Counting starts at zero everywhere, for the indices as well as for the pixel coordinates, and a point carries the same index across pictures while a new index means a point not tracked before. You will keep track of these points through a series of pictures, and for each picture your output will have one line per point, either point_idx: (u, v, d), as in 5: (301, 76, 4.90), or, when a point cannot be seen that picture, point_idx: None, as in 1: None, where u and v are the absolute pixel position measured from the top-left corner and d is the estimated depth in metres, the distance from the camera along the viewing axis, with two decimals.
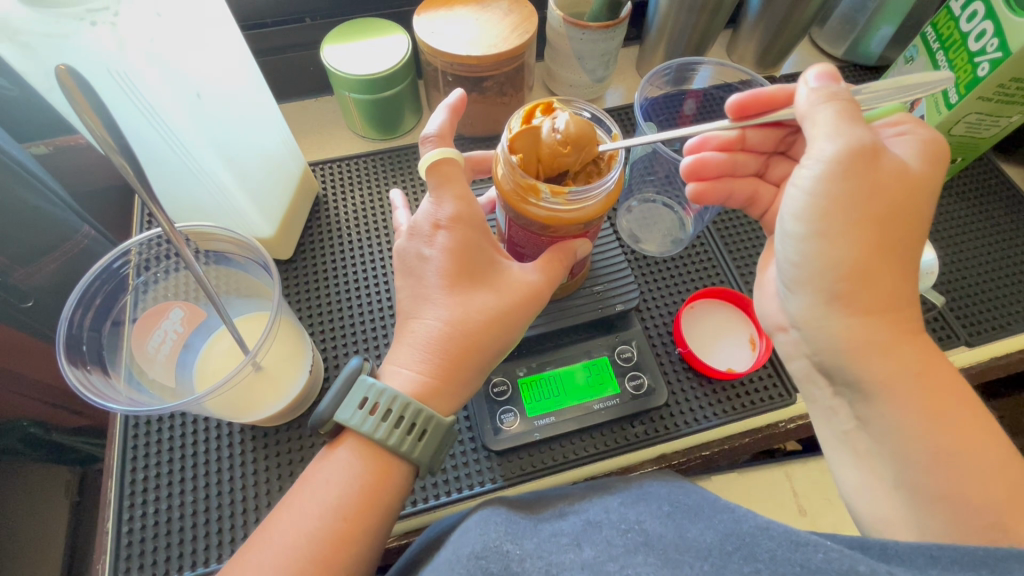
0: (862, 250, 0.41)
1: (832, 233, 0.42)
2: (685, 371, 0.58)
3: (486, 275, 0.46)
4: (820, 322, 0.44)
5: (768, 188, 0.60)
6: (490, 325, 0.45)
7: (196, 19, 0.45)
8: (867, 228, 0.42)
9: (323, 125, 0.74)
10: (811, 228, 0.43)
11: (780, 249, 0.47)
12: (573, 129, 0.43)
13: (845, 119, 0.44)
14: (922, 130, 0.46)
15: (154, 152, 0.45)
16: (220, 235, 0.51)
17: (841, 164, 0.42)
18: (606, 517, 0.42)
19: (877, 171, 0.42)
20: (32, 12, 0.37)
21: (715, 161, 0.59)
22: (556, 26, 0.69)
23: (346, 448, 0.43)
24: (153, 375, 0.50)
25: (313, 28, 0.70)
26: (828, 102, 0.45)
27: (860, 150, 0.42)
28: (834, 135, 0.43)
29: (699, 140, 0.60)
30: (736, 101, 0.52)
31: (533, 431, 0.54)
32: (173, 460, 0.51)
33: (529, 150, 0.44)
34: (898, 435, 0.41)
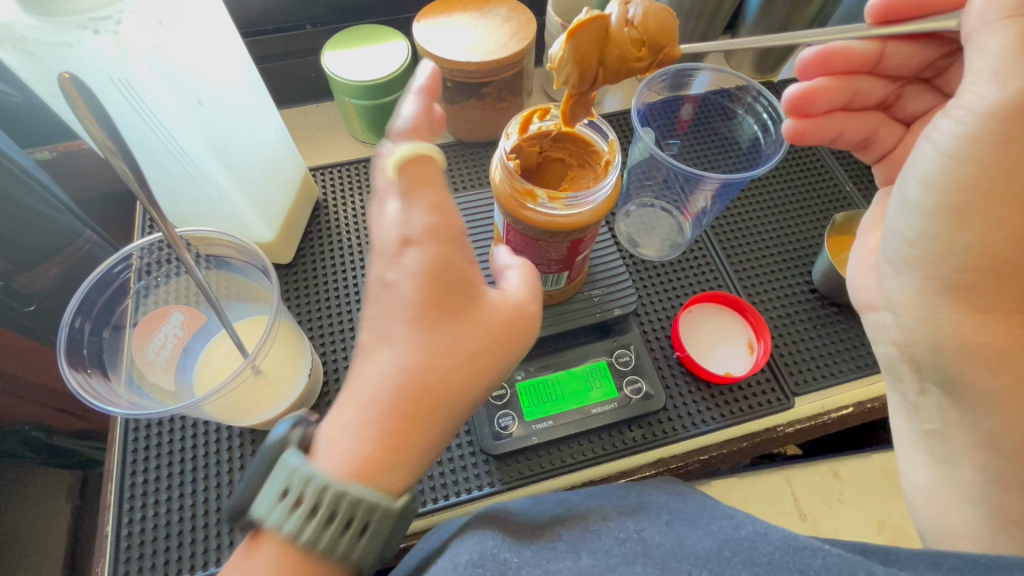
0: (1000, 235, 0.40)
1: (967, 212, 0.41)
2: (684, 376, 0.58)
3: (466, 304, 0.38)
4: (921, 308, 0.45)
5: (886, 125, 0.59)
6: (465, 369, 0.37)
7: (198, 28, 0.46)
8: (1010, 209, 0.40)
9: (324, 131, 0.75)
10: (942, 203, 0.42)
11: (893, 220, 0.47)
12: (646, 20, 0.41)
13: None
14: None
15: (157, 157, 0.46)
16: (220, 239, 0.51)
17: (1002, 121, 0.39)
18: (604, 525, 0.42)
19: None
20: (37, 21, 0.37)
21: (837, 90, 0.56)
22: (555, 32, 0.69)
23: (264, 554, 0.33)
24: (153, 379, 0.50)
25: (315, 35, 0.70)
26: (1013, 20, 0.40)
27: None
28: (1001, 83, 0.39)
29: (823, 54, 0.54)
30: (877, 9, 0.49)
31: (531, 435, 0.54)
32: (173, 463, 0.51)
33: (590, 43, 0.41)
34: None
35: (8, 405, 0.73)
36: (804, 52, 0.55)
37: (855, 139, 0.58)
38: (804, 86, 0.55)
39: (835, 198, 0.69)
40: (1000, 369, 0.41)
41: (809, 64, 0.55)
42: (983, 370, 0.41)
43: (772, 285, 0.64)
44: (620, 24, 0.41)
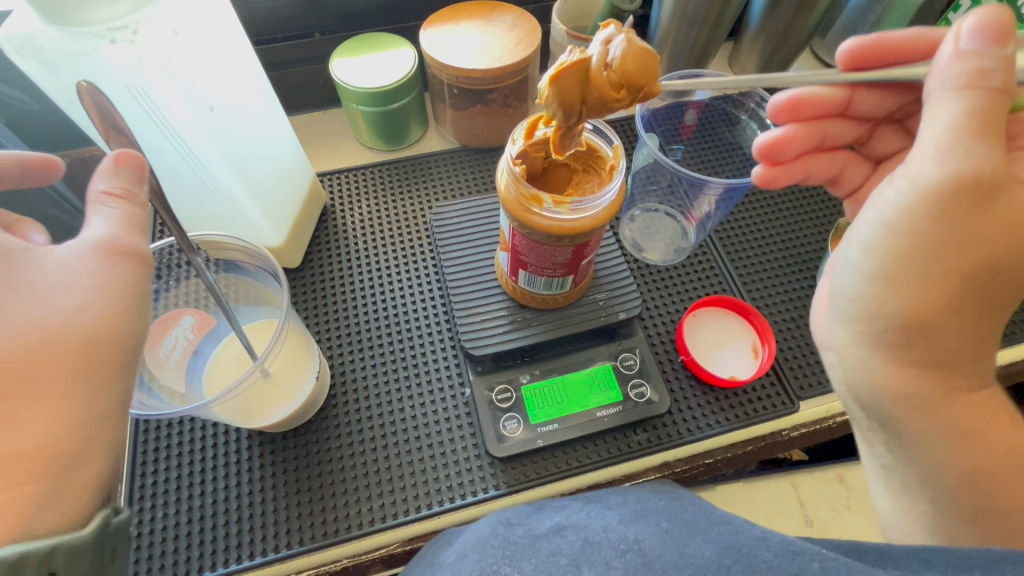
0: (935, 301, 0.36)
1: (903, 279, 0.37)
2: (688, 379, 0.59)
3: None
4: (860, 361, 0.40)
5: (854, 164, 0.58)
6: None
7: (209, 38, 0.46)
8: (947, 279, 0.36)
9: (333, 136, 0.76)
10: (878, 268, 0.38)
11: (836, 278, 0.42)
12: (626, 62, 0.39)
13: (972, 131, 0.35)
14: None
15: (172, 164, 0.47)
16: (231, 243, 0.52)
17: (941, 196, 0.35)
18: (604, 537, 0.41)
19: (988, 212, 0.35)
20: (56, 31, 0.38)
21: (804, 136, 0.54)
22: (559, 39, 0.70)
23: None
24: (164, 381, 0.50)
25: (324, 42, 0.71)
26: (957, 94, 0.35)
27: (977, 179, 0.34)
28: (941, 160, 0.35)
29: (791, 100, 0.53)
30: (848, 52, 0.47)
31: (536, 438, 0.54)
32: (184, 464, 0.52)
33: (573, 84, 0.41)
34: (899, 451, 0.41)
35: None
36: (772, 99, 0.53)
37: (822, 180, 0.57)
38: (772, 135, 0.54)
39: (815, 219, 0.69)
40: (930, 415, 0.38)
41: (779, 109, 0.53)
42: (913, 415, 0.38)
43: (776, 290, 0.64)
44: (601, 67, 0.40)
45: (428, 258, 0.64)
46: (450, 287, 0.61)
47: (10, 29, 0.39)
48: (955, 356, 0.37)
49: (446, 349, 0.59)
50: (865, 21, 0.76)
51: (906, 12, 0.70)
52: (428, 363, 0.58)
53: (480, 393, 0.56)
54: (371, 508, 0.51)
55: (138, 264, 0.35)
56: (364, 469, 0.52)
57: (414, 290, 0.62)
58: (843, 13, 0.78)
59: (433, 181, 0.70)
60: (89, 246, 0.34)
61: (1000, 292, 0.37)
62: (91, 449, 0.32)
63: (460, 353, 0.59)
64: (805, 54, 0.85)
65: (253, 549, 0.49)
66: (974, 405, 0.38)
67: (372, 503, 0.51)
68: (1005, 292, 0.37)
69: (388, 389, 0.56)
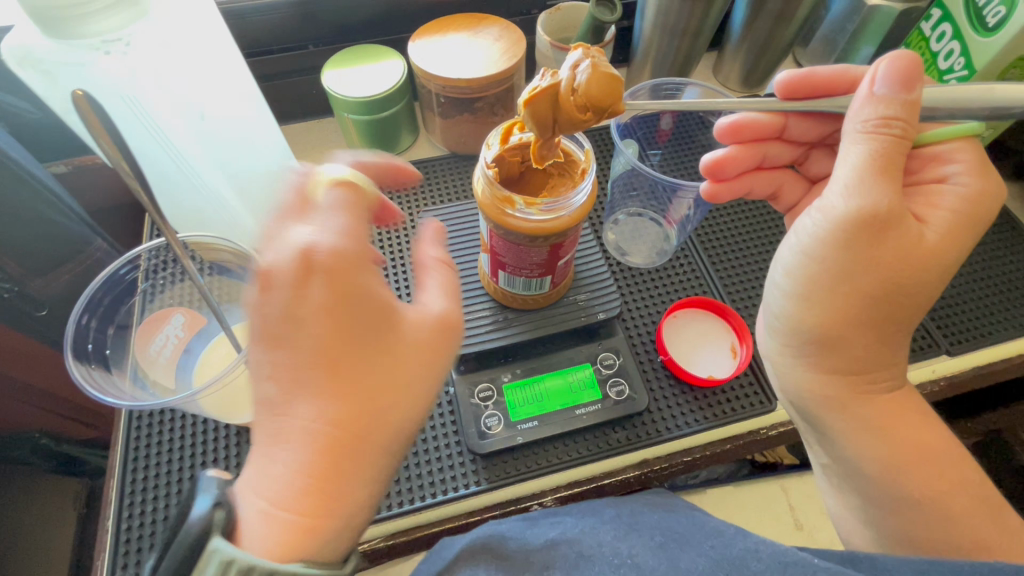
0: (840, 317, 0.41)
1: (813, 298, 0.43)
2: (668, 379, 0.60)
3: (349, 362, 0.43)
4: (785, 366, 0.47)
5: (793, 183, 0.61)
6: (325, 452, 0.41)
7: (201, 47, 0.48)
8: (849, 302, 0.41)
9: (326, 144, 0.78)
10: (796, 288, 0.44)
11: (768, 296, 0.48)
12: (590, 87, 0.42)
13: (876, 172, 0.39)
14: (971, 180, 0.42)
15: (165, 171, 0.50)
16: (219, 245, 0.54)
17: (845, 231, 0.40)
18: (599, 550, 0.43)
19: (882, 246, 0.39)
20: (53, 43, 0.41)
21: (742, 156, 0.57)
22: (545, 50, 0.73)
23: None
24: (155, 377, 0.52)
25: (316, 54, 0.74)
26: (868, 138, 0.40)
27: (873, 215, 0.39)
28: (855, 194, 0.40)
29: (732, 124, 0.56)
30: (785, 81, 0.51)
31: (515, 435, 0.56)
32: (172, 460, 0.53)
33: (546, 109, 0.43)
34: (874, 459, 0.43)
35: (29, 417, 0.75)
36: (721, 121, 0.57)
37: (763, 196, 0.61)
38: (717, 154, 0.57)
39: (766, 222, 0.70)
40: (879, 443, 0.43)
41: (723, 133, 0.57)
42: (834, 414, 0.44)
43: (754, 289, 0.65)
44: (569, 91, 0.42)
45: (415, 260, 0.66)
46: None
47: (12, 40, 0.41)
48: (864, 365, 0.43)
49: None
50: (844, 31, 0.76)
51: (883, 25, 0.72)
52: None
53: (463, 391, 0.58)
54: None
55: (449, 331, 0.50)
56: None
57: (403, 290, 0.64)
58: (822, 24, 0.79)
59: (422, 186, 0.72)
60: (433, 318, 0.49)
61: (897, 311, 0.41)
62: None
63: None
64: (787, 62, 0.86)
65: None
66: (886, 406, 0.43)
67: None
68: (904, 310, 0.41)
69: None
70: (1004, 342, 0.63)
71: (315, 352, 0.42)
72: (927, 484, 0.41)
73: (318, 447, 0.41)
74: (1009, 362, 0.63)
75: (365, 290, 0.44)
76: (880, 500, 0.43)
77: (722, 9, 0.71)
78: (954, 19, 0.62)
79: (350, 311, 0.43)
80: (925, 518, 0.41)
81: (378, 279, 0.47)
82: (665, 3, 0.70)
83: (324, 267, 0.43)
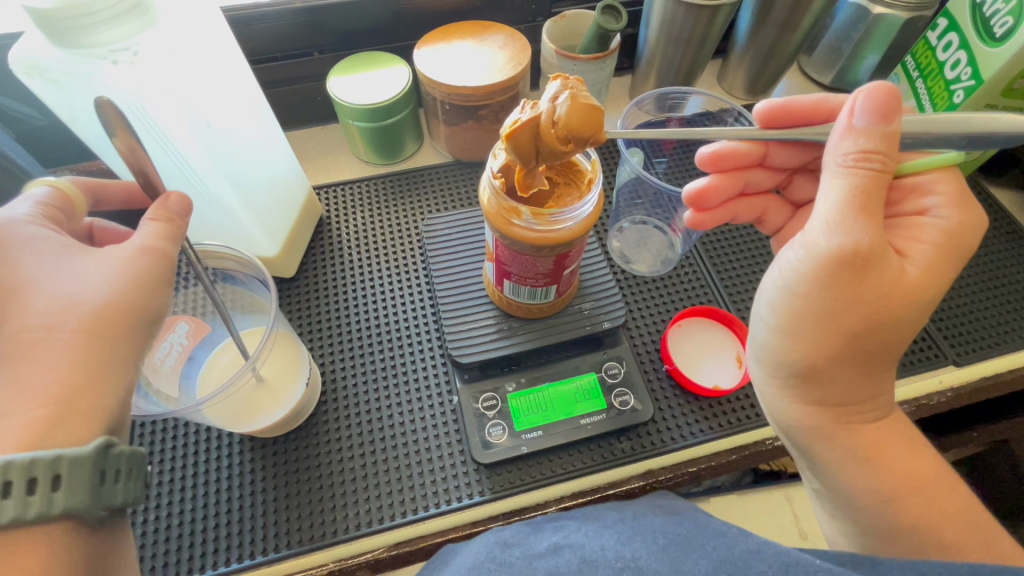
0: (829, 351, 0.41)
1: (796, 333, 0.42)
2: (673, 389, 0.60)
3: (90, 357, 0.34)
4: (774, 401, 0.46)
5: (778, 208, 0.61)
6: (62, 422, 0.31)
7: (205, 58, 0.49)
8: (831, 338, 0.40)
9: (331, 150, 0.78)
10: (780, 324, 0.43)
11: (753, 328, 0.47)
12: (571, 118, 0.42)
13: (856, 210, 0.39)
14: (952, 215, 0.41)
15: (171, 178, 0.50)
16: (224, 253, 0.54)
17: (826, 269, 0.39)
18: (602, 555, 0.42)
19: (864, 285, 0.39)
20: (63, 53, 0.41)
21: (722, 186, 0.57)
22: (549, 57, 0.73)
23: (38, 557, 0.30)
24: (158, 386, 0.52)
25: (322, 61, 0.74)
26: (847, 173, 0.40)
27: (855, 253, 0.38)
28: (839, 230, 0.39)
29: (713, 155, 0.56)
30: (763, 111, 0.51)
31: (520, 445, 0.55)
32: (175, 468, 0.53)
33: (528, 141, 0.43)
34: (880, 469, 0.42)
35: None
36: (702, 152, 0.56)
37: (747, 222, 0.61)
38: (699, 185, 0.57)
39: None
40: (884, 451, 0.42)
41: (705, 162, 0.56)
42: (822, 446, 0.44)
43: None
44: (550, 122, 0.42)
45: (419, 269, 0.66)
46: (439, 296, 0.62)
47: (21, 52, 0.41)
48: (851, 398, 0.43)
49: (434, 357, 0.60)
50: (849, 39, 0.76)
51: (889, 33, 0.72)
52: (417, 371, 0.59)
53: (466, 402, 0.57)
54: (358, 512, 0.52)
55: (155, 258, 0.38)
56: (351, 473, 0.54)
57: (405, 299, 0.64)
58: (828, 32, 0.79)
59: (427, 194, 0.72)
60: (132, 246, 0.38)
61: (880, 340, 0.41)
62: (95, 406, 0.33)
63: (448, 361, 0.60)
64: (792, 70, 0.86)
65: (242, 547, 0.50)
66: (870, 436, 0.43)
67: (358, 507, 0.52)
68: (888, 341, 0.41)
69: (378, 395, 0.58)
70: (1011, 354, 0.62)
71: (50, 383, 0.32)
72: (923, 489, 0.41)
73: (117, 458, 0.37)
74: (1017, 374, 0.63)
75: (133, 351, 0.36)
76: (872, 512, 0.42)
77: (727, 18, 0.71)
78: (962, 29, 0.62)
79: (101, 364, 0.34)
80: (925, 525, 0.40)
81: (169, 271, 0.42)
82: (670, 11, 0.70)
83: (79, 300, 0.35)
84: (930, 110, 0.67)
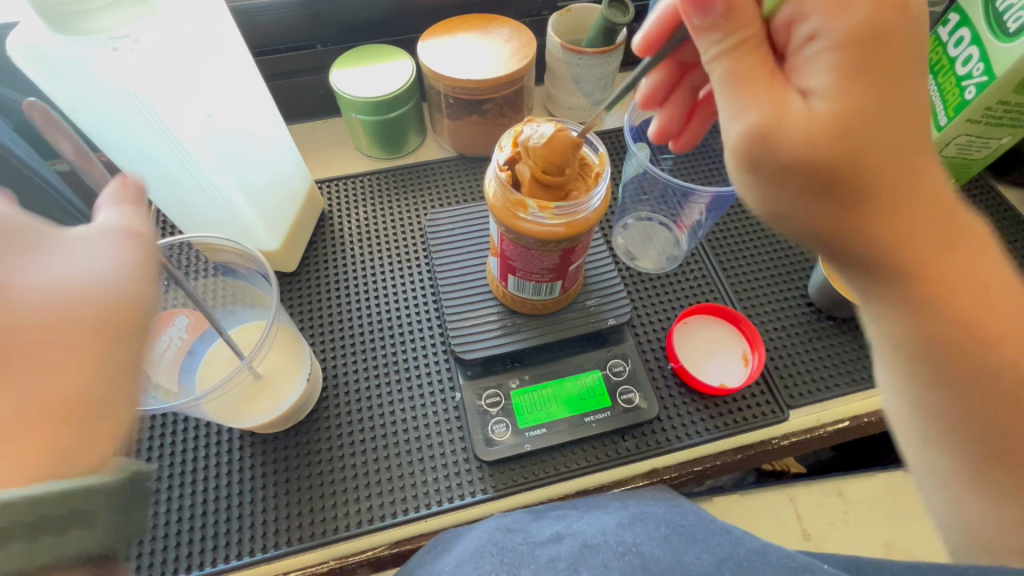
0: (827, 214, 0.34)
1: (784, 212, 0.35)
2: (678, 387, 0.59)
3: (74, 417, 0.32)
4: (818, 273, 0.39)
5: None
6: (63, 413, 0.31)
7: (209, 50, 0.48)
8: (816, 201, 0.34)
9: (333, 144, 0.77)
10: (764, 210, 0.37)
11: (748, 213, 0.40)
12: (546, 148, 0.43)
13: (736, 86, 0.34)
14: (841, 22, 0.32)
15: (171, 169, 0.49)
16: (226, 246, 0.53)
17: (751, 147, 0.33)
18: (603, 539, 0.43)
19: (801, 142, 0.32)
20: (63, 40, 0.39)
21: (672, 115, 0.58)
22: (555, 51, 0.72)
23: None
24: (159, 379, 0.52)
25: (324, 54, 0.73)
26: (724, 55, 0.35)
27: (763, 128, 0.32)
28: (736, 117, 0.34)
29: (643, 98, 0.57)
30: (637, 49, 0.47)
31: (524, 442, 0.55)
32: (174, 464, 0.53)
33: (534, 188, 0.45)
34: (938, 325, 0.36)
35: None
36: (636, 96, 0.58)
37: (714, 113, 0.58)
38: (653, 128, 0.60)
39: None
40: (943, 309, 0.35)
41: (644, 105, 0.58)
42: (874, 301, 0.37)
43: (766, 297, 0.64)
44: (535, 170, 0.44)
45: (422, 263, 0.65)
46: (442, 292, 0.62)
47: (19, 39, 0.40)
48: (900, 240, 0.34)
49: (437, 353, 0.60)
50: None
51: None
52: (419, 367, 0.58)
53: (469, 398, 0.57)
54: (360, 509, 0.51)
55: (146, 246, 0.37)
56: (354, 470, 0.53)
57: (407, 294, 0.63)
58: None
59: (429, 189, 0.72)
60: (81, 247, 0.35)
61: (870, 180, 0.33)
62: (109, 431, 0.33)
63: (451, 357, 0.59)
64: None
65: (243, 538, 0.50)
66: (929, 273, 0.35)
67: (359, 505, 0.51)
68: (883, 162, 0.32)
69: (379, 391, 0.57)
70: None
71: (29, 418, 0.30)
72: (1003, 393, 0.36)
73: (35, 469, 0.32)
74: None
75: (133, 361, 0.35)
76: (947, 400, 0.37)
77: None
78: (974, 24, 0.60)
79: (101, 365, 0.33)
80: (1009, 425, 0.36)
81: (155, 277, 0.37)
82: None
83: (96, 298, 0.34)
84: (940, 110, 0.65)
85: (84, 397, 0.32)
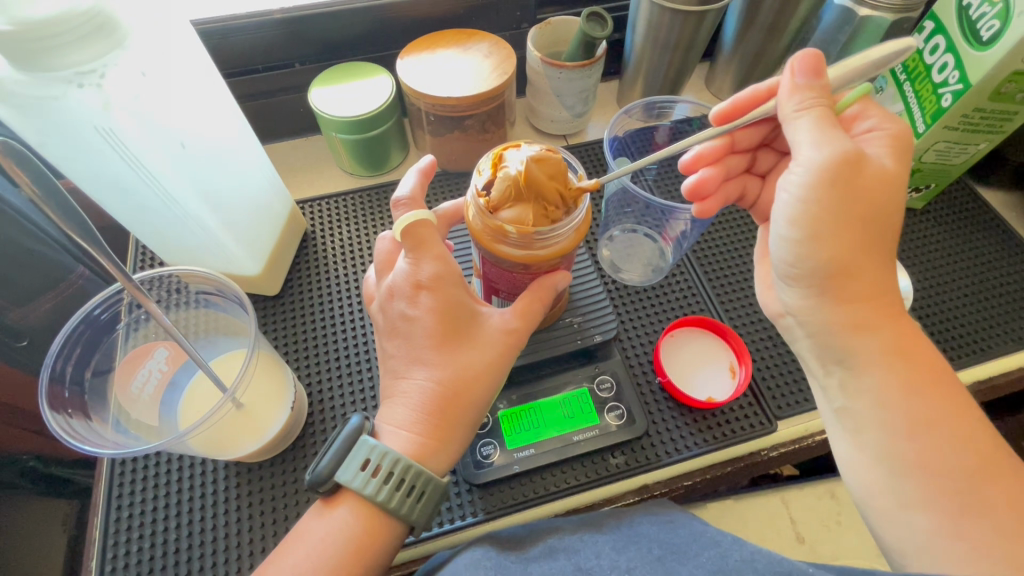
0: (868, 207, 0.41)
1: (824, 234, 0.41)
2: (666, 401, 0.59)
3: (472, 330, 0.45)
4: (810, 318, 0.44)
5: (755, 182, 0.61)
6: (480, 380, 0.44)
7: (181, 82, 0.47)
8: (850, 229, 0.41)
9: (316, 163, 0.77)
10: (803, 232, 0.42)
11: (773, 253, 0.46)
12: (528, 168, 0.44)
13: (827, 126, 0.42)
14: (888, 126, 0.45)
15: (144, 201, 0.49)
16: (195, 275, 0.53)
17: (832, 169, 0.41)
18: (596, 563, 0.41)
19: (860, 178, 0.41)
20: (24, 77, 0.38)
21: (715, 175, 0.57)
22: (534, 65, 0.71)
23: (346, 507, 0.41)
24: (137, 415, 0.51)
25: (303, 72, 0.73)
26: (806, 111, 0.43)
27: (845, 160, 0.41)
28: (820, 144, 0.42)
29: (695, 155, 0.57)
30: (719, 111, 0.53)
31: (513, 463, 0.54)
32: (157, 497, 0.52)
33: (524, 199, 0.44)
34: (889, 356, 0.41)
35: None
36: (681, 158, 0.58)
37: (732, 199, 0.61)
38: (696, 177, 0.57)
39: None
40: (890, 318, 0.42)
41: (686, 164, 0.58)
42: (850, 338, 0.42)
43: (751, 307, 0.64)
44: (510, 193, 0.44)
45: None
46: None
47: None
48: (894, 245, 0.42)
49: None
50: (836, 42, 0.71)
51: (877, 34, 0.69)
52: None
53: None
54: None
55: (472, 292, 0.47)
56: None
57: None
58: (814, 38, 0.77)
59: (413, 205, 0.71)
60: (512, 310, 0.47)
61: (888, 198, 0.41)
62: (467, 419, 0.44)
63: None
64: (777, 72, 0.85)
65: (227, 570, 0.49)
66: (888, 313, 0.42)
67: None
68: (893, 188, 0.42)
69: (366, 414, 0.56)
70: (1003, 356, 0.62)
71: (440, 412, 0.43)
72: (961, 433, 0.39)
73: (431, 419, 0.43)
74: (1007, 376, 0.63)
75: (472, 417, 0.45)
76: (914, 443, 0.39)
77: (714, 23, 0.70)
78: (948, 32, 0.60)
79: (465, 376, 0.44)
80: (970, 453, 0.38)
81: (470, 292, 0.47)
82: (656, 17, 0.68)
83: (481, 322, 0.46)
84: (917, 117, 0.65)
85: (463, 305, 0.45)
